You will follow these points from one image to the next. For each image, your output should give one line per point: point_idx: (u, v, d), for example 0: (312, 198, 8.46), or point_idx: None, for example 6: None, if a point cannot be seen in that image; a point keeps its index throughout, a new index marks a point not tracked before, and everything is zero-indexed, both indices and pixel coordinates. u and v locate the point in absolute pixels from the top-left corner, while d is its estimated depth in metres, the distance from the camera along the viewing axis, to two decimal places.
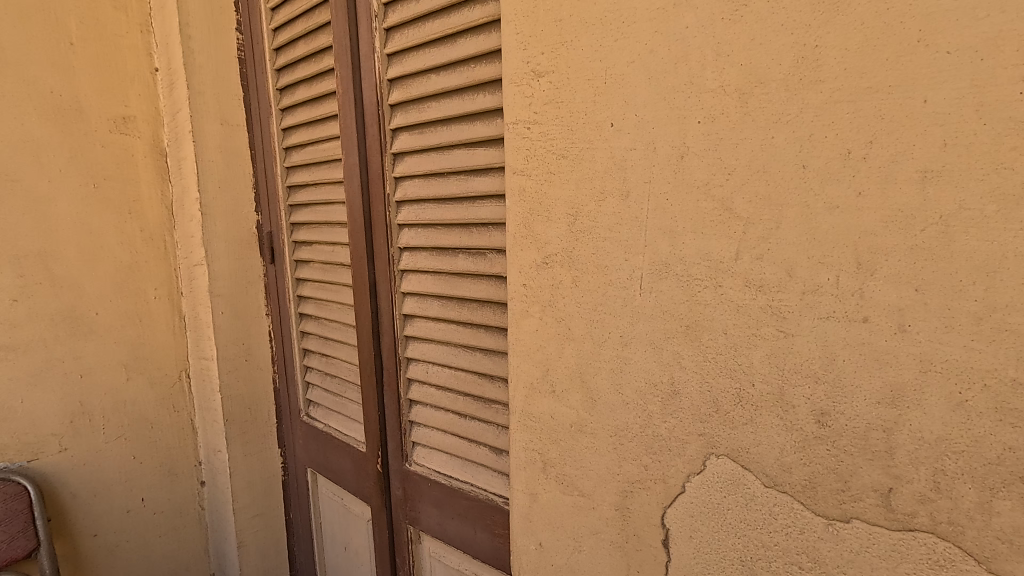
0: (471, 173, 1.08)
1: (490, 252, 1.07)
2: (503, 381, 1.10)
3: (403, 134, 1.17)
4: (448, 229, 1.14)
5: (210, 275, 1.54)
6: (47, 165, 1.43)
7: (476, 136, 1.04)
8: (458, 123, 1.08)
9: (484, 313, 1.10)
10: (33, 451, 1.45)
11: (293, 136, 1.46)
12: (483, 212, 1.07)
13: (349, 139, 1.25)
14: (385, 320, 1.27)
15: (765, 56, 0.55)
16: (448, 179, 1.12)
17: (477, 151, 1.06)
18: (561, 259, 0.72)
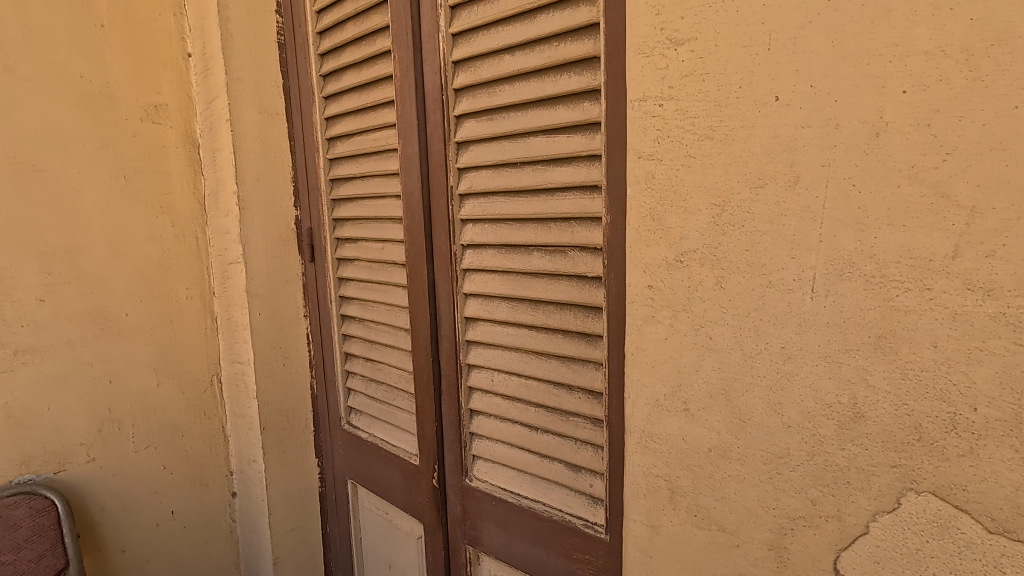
0: (550, 163, 0.97)
1: (572, 250, 0.97)
2: (584, 391, 1.00)
3: (469, 120, 1.07)
4: (521, 224, 1.03)
5: (247, 273, 1.44)
6: (75, 155, 1.33)
7: (557, 122, 0.94)
8: (535, 108, 0.98)
9: (562, 316, 1.00)
10: (60, 462, 1.35)
11: (337, 126, 1.36)
12: (565, 206, 0.96)
13: (406, 127, 1.15)
14: (445, 323, 1.17)
15: (1007, 6, 0.44)
16: (522, 170, 1.01)
17: (558, 138, 0.95)
18: (702, 257, 0.62)
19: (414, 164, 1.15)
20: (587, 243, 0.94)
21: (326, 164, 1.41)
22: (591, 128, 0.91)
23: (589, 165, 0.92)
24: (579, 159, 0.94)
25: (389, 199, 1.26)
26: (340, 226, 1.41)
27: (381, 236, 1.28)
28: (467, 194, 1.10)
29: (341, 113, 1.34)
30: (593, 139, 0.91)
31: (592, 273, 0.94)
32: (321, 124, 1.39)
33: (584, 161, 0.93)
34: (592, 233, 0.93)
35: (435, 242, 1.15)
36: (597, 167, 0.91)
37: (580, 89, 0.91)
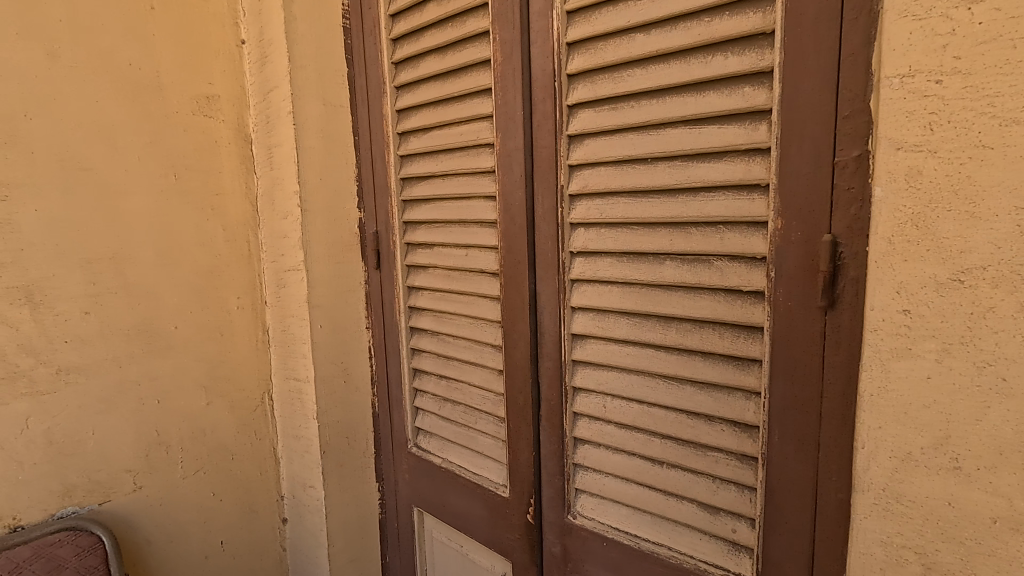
0: (693, 158, 0.84)
1: (719, 259, 0.84)
2: (728, 423, 0.86)
3: (585, 110, 0.94)
4: (650, 229, 0.90)
5: (308, 282, 1.31)
6: (124, 151, 1.20)
7: (707, 110, 0.81)
8: (674, 95, 0.84)
9: (701, 336, 0.86)
10: (104, 491, 1.22)
11: (412, 119, 1.23)
12: (712, 208, 0.83)
13: (507, 119, 1.02)
14: (548, 340, 1.04)
15: None
16: (654, 166, 0.88)
17: (705, 130, 0.82)
18: (992, 269, 0.53)
19: (516, 161, 1.01)
20: (742, 251, 0.81)
21: (398, 161, 1.27)
22: (752, 118, 0.78)
23: (748, 161, 0.79)
24: (733, 154, 0.80)
25: (477, 200, 1.12)
26: (412, 229, 1.28)
27: (466, 241, 1.15)
28: (579, 194, 0.97)
29: (418, 105, 1.20)
30: (756, 130, 0.77)
31: (749, 286, 0.81)
32: (392, 117, 1.26)
33: (741, 156, 0.79)
34: (750, 240, 0.80)
35: (539, 250, 1.02)
36: (760, 163, 0.78)
37: (740, 72, 0.77)
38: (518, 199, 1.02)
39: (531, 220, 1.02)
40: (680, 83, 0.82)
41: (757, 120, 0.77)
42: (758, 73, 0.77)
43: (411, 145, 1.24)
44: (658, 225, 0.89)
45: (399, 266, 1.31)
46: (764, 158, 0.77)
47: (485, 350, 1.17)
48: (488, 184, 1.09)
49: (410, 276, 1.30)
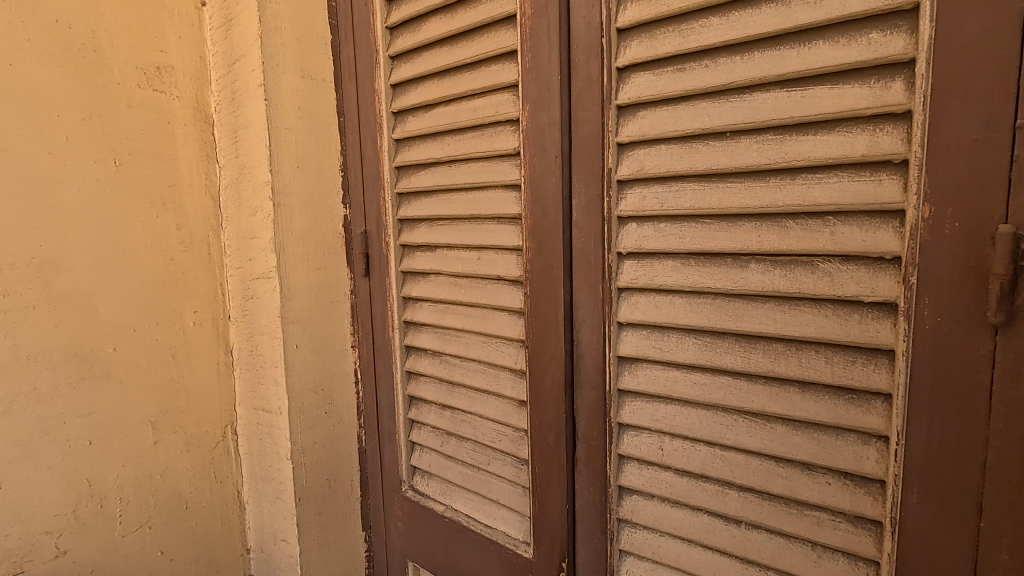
0: (793, 129, 0.64)
1: (828, 260, 0.64)
2: (836, 474, 0.66)
3: (641, 74, 0.74)
4: (729, 222, 0.70)
5: (282, 292, 1.07)
6: (48, 128, 0.95)
7: (818, 65, 0.61)
8: (768, 48, 0.65)
9: (801, 361, 0.67)
10: (17, 560, 0.96)
11: (411, 94, 1.02)
12: (820, 194, 0.63)
13: (537, 87, 0.81)
14: (588, 366, 0.83)
15: None
16: (736, 142, 0.68)
17: (812, 92, 0.63)
18: None
19: (550, 140, 0.80)
20: (863, 249, 0.61)
21: (393, 147, 1.06)
22: (882, 74, 0.59)
23: (874, 131, 0.60)
24: (852, 122, 0.61)
25: (495, 190, 0.91)
26: (410, 229, 1.06)
27: (481, 241, 0.94)
28: (632, 180, 0.76)
29: (419, 78, 0.99)
30: (888, 89, 0.58)
31: (872, 295, 0.61)
32: (386, 93, 1.04)
33: (864, 125, 0.60)
34: (876, 234, 0.61)
35: (579, 252, 0.81)
36: (893, 133, 0.59)
37: (867, 12, 0.58)
38: (551, 188, 0.81)
39: (568, 215, 0.81)
40: (778, 32, 0.63)
41: (889, 76, 0.58)
42: (892, 14, 0.58)
43: (411, 127, 1.02)
44: (740, 218, 0.69)
45: (393, 272, 1.09)
46: (899, 126, 0.58)
47: (502, 375, 0.95)
48: (510, 170, 0.88)
49: (407, 285, 1.08)
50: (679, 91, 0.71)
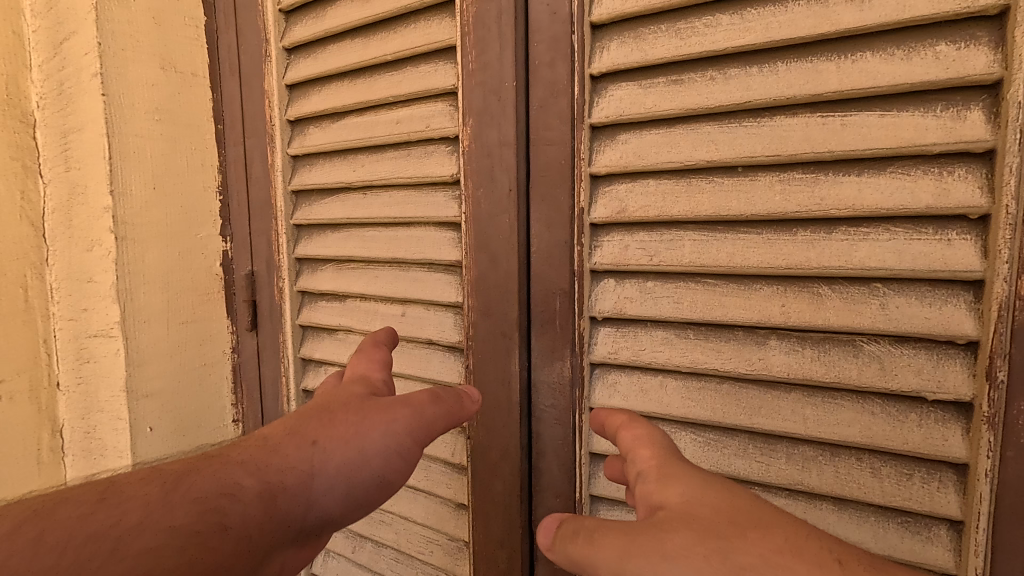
0: (829, 167, 0.49)
1: (874, 340, 0.49)
2: None
3: (624, 85, 0.56)
4: (740, 284, 0.53)
5: (129, 355, 0.79)
6: None
7: (866, 84, 0.46)
8: (796, 58, 0.49)
9: (837, 471, 0.50)
10: None
11: (312, 98, 0.78)
12: (867, 253, 0.48)
13: (484, 95, 0.60)
14: (552, 466, 0.62)
15: None
16: (752, 180, 0.52)
17: (857, 120, 0.47)
18: None
19: (502, 166, 0.60)
20: (925, 330, 0.46)
21: (290, 165, 0.82)
22: (950, 100, 0.44)
23: (939, 175, 0.45)
24: (910, 161, 0.46)
25: (427, 228, 0.70)
26: (312, 271, 0.82)
27: (408, 292, 0.72)
28: (610, 223, 0.58)
29: (324, 76, 0.76)
30: (961, 121, 0.44)
31: (937, 392, 0.46)
32: (280, 96, 0.80)
33: (927, 165, 0.46)
34: (941, 311, 0.46)
35: (540, 317, 0.61)
36: (967, 179, 0.44)
37: (934, 17, 0.44)
38: (502, 231, 0.61)
39: (525, 267, 0.61)
40: (813, 37, 0.47)
41: (961, 103, 0.44)
42: (964, 22, 0.44)
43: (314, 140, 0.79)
44: (754, 279, 0.53)
45: (289, 327, 0.84)
46: (975, 170, 0.44)
47: (433, 467, 0.73)
48: (447, 202, 0.67)
49: (308, 343, 0.84)
50: (674, 110, 0.54)
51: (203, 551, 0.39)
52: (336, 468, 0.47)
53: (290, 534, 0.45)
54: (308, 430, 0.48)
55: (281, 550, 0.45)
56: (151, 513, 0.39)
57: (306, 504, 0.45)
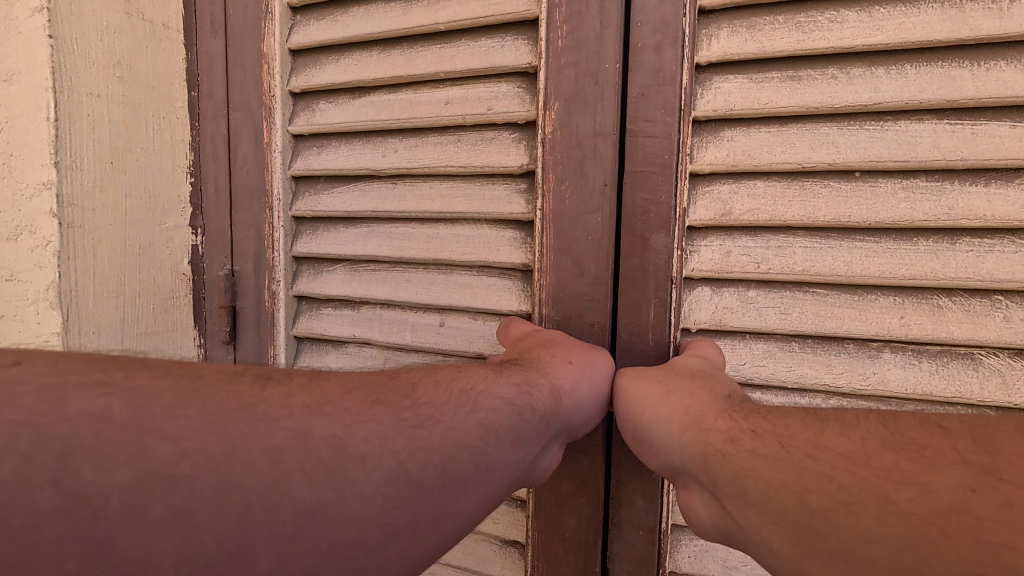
0: (954, 177, 0.48)
1: (993, 353, 0.48)
2: None
3: (732, 79, 0.52)
4: (853, 295, 0.51)
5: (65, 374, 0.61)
6: None
7: (1003, 94, 0.45)
8: (926, 63, 0.47)
9: None
10: None
11: (327, 68, 0.66)
12: (993, 265, 0.47)
13: (576, 78, 0.53)
14: (634, 496, 0.56)
15: None
16: (872, 187, 0.50)
17: (987, 129, 0.46)
18: None
19: (594, 159, 0.53)
20: None
21: (289, 145, 0.68)
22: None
23: None
24: None
25: (479, 226, 0.60)
26: (315, 273, 0.69)
27: (451, 299, 0.62)
28: (710, 227, 0.54)
29: (345, 43, 0.64)
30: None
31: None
32: (281, 61, 0.67)
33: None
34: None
35: (629, 328, 0.55)
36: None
37: None
38: (591, 232, 0.54)
39: (614, 272, 0.54)
40: (949, 41, 0.46)
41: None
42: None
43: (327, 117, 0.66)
44: (867, 289, 0.51)
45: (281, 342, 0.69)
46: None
47: None
48: (510, 197, 0.58)
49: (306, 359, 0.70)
50: (794, 106, 0.50)
51: (513, 438, 0.44)
52: (587, 385, 0.51)
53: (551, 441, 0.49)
54: (553, 356, 0.51)
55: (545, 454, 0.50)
56: (471, 402, 0.43)
57: (572, 412, 0.50)
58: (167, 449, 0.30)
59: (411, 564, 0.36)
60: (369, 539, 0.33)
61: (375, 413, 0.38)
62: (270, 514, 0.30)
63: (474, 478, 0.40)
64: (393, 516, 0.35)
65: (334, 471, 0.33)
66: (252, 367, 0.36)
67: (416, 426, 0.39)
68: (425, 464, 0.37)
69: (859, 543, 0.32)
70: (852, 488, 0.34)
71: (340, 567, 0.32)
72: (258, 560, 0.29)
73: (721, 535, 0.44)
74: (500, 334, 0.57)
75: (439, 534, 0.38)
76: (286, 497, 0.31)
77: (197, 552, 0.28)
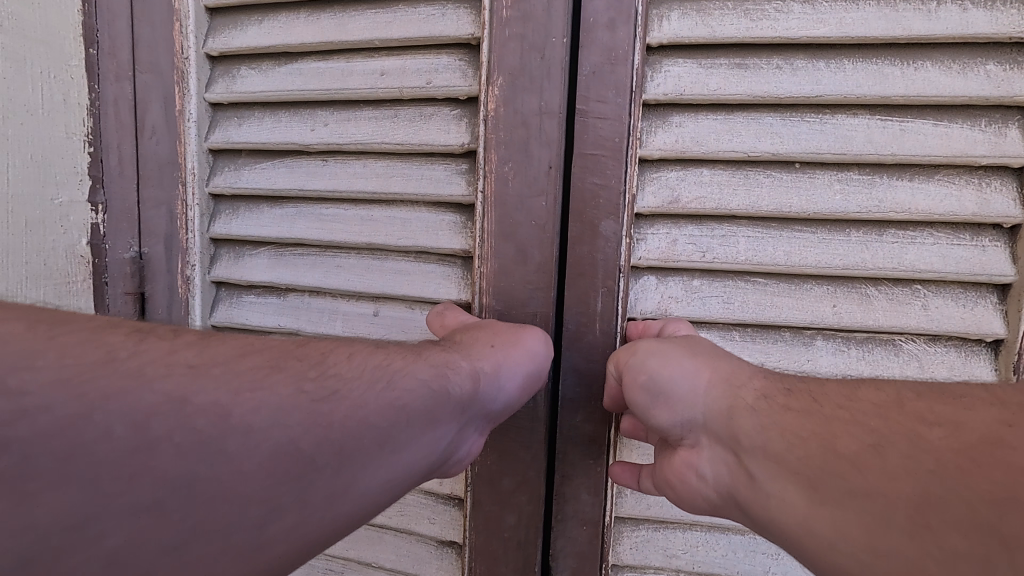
0: (886, 171, 0.48)
1: (913, 339, 0.49)
2: None
3: (683, 62, 0.50)
4: (790, 285, 0.51)
5: None
6: None
7: (928, 93, 0.46)
8: (862, 59, 0.47)
9: None
10: None
11: (251, 30, 0.59)
12: (915, 257, 0.48)
13: (521, 52, 0.50)
14: (577, 492, 0.54)
15: None
16: (811, 178, 0.49)
17: (914, 127, 0.47)
18: None
19: (539, 140, 0.51)
20: (962, 330, 0.48)
21: (206, 114, 0.62)
22: (993, 116, 0.46)
23: (981, 185, 0.47)
24: (955, 170, 0.47)
25: (417, 208, 0.56)
26: (234, 256, 0.63)
27: (387, 287, 0.57)
28: (657, 214, 0.52)
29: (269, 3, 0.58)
30: (1003, 138, 0.46)
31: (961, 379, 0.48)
32: (195, 19, 0.60)
33: (969, 176, 0.47)
34: (974, 310, 0.48)
35: (576, 318, 0.52)
36: (1003, 191, 0.46)
37: (991, 37, 0.45)
38: (538, 218, 0.51)
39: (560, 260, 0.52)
40: (885, 38, 0.46)
41: (1001, 120, 0.46)
42: (1009, 45, 0.45)
43: (249, 87, 0.60)
44: (807, 280, 0.51)
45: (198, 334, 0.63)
46: (1009, 184, 0.46)
47: (413, 500, 0.60)
48: (451, 178, 0.55)
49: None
50: (742, 94, 0.49)
51: (429, 416, 0.39)
52: (516, 365, 0.47)
53: (472, 424, 0.45)
54: (477, 339, 0.48)
55: (465, 440, 0.45)
56: (386, 381, 0.38)
57: (494, 395, 0.46)
58: (1, 408, 0.24)
59: (297, 547, 0.31)
60: (250, 517, 0.29)
61: (273, 382, 0.33)
62: (118, 489, 0.25)
63: (385, 460, 0.35)
64: (278, 496, 0.30)
65: (209, 445, 0.28)
66: (149, 360, 0.30)
67: (317, 400, 0.33)
68: (337, 433, 0.33)
69: (887, 481, 0.32)
70: (884, 433, 0.34)
71: (205, 550, 0.27)
72: (99, 538, 0.24)
73: (721, 497, 0.42)
74: (434, 325, 0.52)
75: (335, 517, 0.33)
76: (146, 469, 0.26)
77: (23, 526, 0.23)
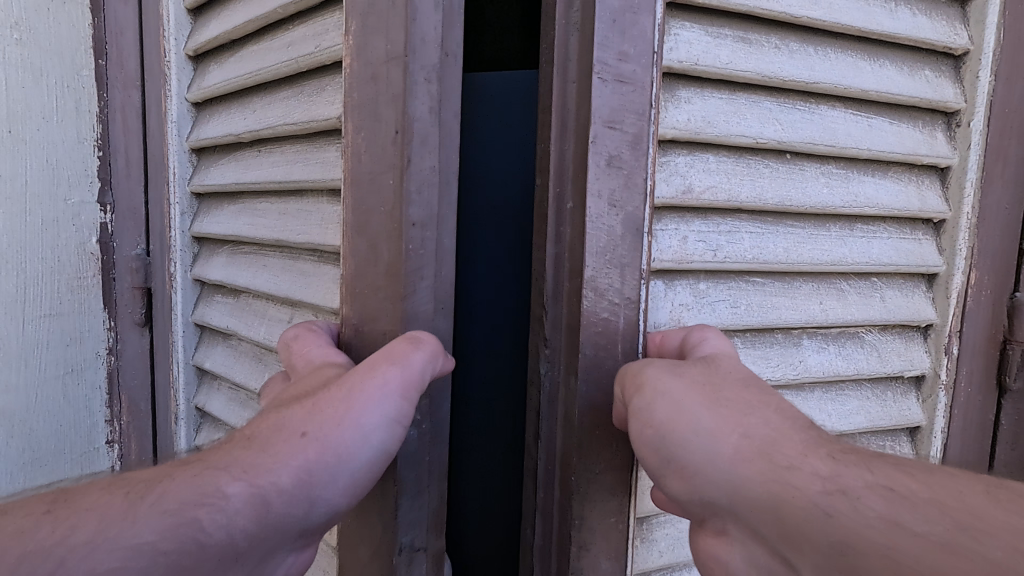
0: (857, 166, 0.49)
1: (870, 330, 0.51)
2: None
3: (692, 28, 0.43)
4: (785, 283, 0.48)
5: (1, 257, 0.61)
6: None
7: (890, 90, 0.49)
8: (840, 49, 0.48)
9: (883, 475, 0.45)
10: None
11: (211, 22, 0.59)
12: (879, 251, 0.50)
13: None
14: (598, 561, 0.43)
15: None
16: (800, 170, 0.48)
17: (877, 122, 0.49)
18: None
19: (413, 104, 0.40)
20: (908, 318, 0.52)
21: (188, 114, 0.62)
22: (925, 119, 0.51)
23: (919, 183, 0.51)
24: (902, 168, 0.51)
25: (325, 205, 0.49)
26: (207, 257, 0.62)
27: (294, 289, 0.51)
28: (668, 208, 0.44)
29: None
30: (934, 138, 0.51)
31: (913, 369, 0.52)
32: (176, 21, 0.61)
33: (909, 174, 0.51)
34: (914, 300, 0.52)
35: (594, 341, 0.41)
36: (933, 188, 0.52)
37: (930, 40, 0.49)
38: (435, 212, 0.42)
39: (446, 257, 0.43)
40: (862, 31, 0.47)
41: (931, 124, 0.51)
42: (936, 53, 0.51)
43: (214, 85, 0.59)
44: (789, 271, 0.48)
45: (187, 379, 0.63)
46: (935, 181, 0.52)
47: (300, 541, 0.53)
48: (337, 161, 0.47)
49: (201, 351, 0.63)
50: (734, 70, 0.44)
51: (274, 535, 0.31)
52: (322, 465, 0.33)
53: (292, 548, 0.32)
54: (280, 426, 0.34)
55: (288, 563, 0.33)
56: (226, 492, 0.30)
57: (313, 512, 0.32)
58: None
59: None
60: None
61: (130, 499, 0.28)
62: None
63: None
64: None
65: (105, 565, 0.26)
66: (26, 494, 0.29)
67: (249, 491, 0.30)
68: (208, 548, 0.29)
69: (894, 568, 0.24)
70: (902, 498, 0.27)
71: None
72: None
73: None
74: (285, 355, 0.42)
75: None
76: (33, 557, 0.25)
77: None
